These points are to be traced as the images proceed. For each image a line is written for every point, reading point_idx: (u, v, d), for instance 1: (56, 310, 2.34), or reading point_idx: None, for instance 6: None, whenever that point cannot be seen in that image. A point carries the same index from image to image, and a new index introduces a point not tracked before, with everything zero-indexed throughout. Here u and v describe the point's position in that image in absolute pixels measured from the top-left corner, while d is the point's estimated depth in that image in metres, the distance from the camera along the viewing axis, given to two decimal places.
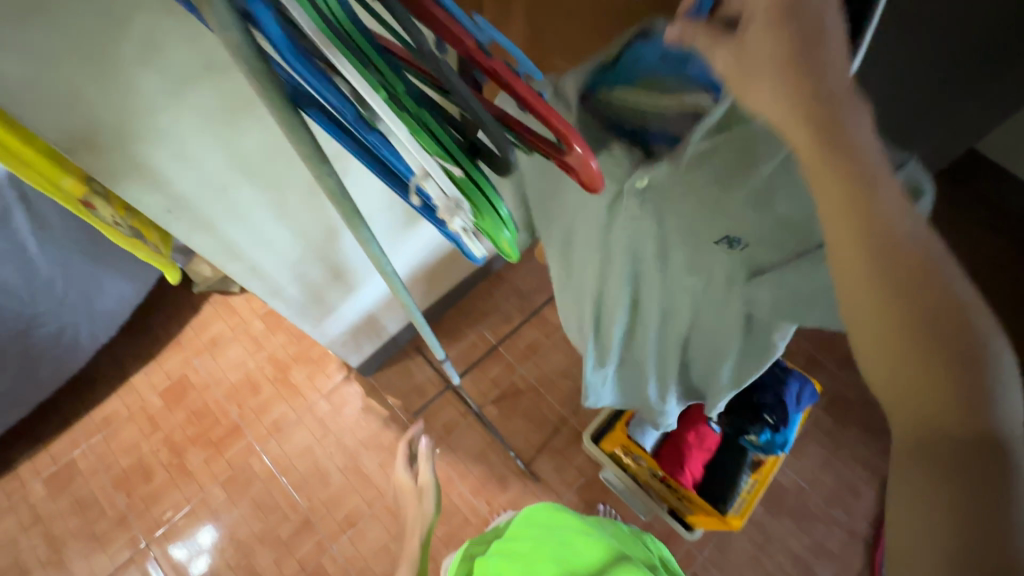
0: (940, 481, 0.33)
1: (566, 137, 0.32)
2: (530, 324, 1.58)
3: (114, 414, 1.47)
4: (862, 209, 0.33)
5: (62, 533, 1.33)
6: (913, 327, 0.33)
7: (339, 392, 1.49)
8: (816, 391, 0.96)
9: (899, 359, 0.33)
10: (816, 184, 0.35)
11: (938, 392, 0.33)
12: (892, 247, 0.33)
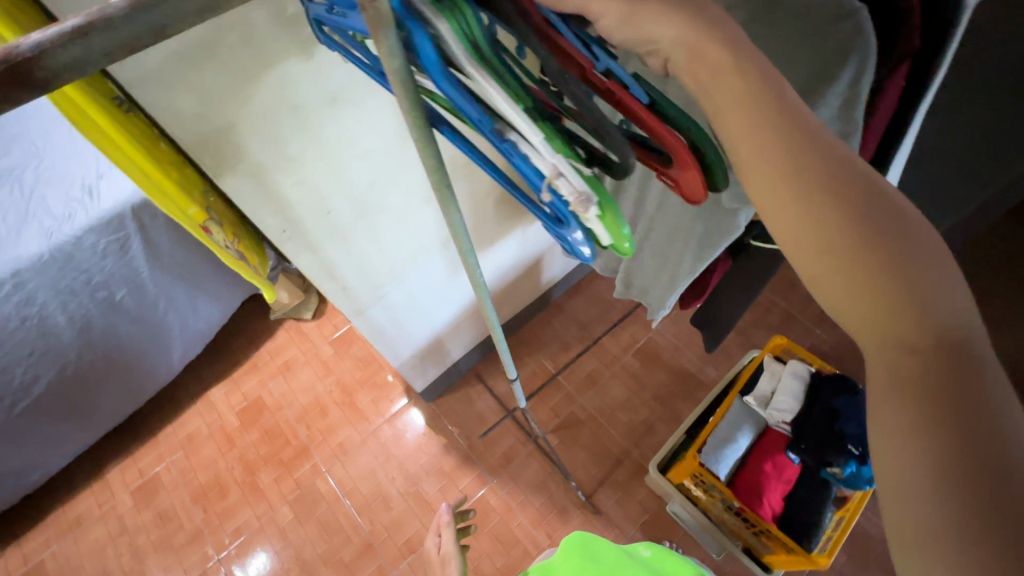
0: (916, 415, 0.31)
1: (679, 150, 0.37)
2: (589, 354, 1.58)
3: (196, 431, 1.56)
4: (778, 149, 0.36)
5: (144, 544, 1.41)
6: (844, 241, 0.34)
7: (402, 416, 1.53)
8: None
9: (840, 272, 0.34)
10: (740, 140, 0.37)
11: (875, 304, 0.33)
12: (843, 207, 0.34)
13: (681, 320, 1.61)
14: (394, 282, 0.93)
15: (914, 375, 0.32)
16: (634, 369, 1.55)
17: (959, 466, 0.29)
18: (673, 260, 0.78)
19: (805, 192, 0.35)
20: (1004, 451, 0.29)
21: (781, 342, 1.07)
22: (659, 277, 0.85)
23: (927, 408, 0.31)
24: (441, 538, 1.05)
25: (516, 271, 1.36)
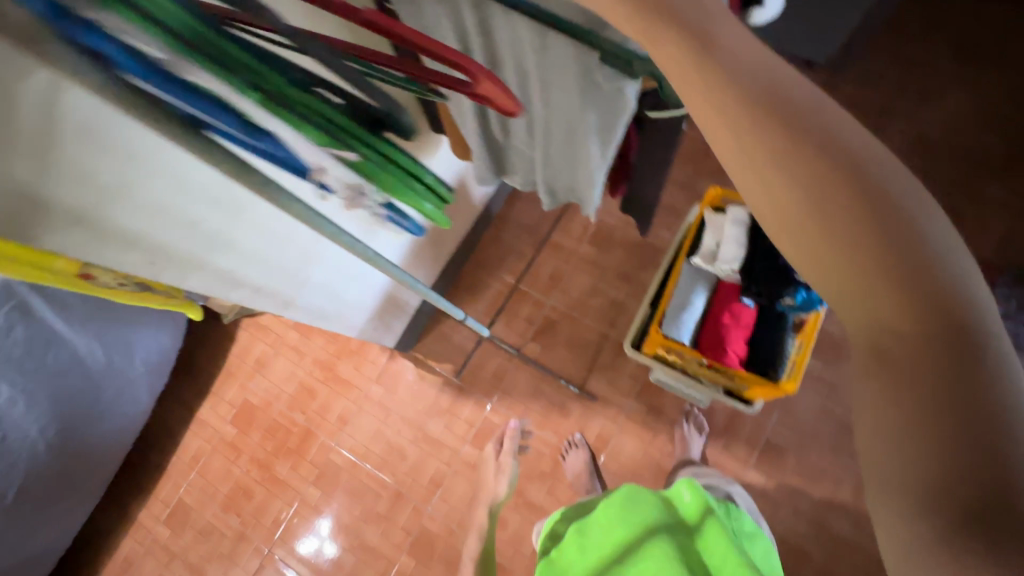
0: (903, 388, 0.36)
1: (474, 74, 0.54)
2: (546, 255, 1.56)
3: (201, 450, 1.58)
4: (765, 147, 0.39)
5: (197, 559, 1.49)
6: (842, 231, 0.37)
7: (388, 372, 1.55)
8: None
9: (833, 263, 0.38)
10: (733, 144, 0.40)
11: (873, 291, 0.37)
12: (830, 197, 0.37)
13: None
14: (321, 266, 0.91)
15: (899, 352, 0.36)
16: (593, 256, 1.54)
17: (952, 437, 0.33)
18: (578, 161, 0.72)
19: (806, 182, 0.38)
20: (993, 420, 0.33)
21: (719, 191, 1.05)
22: (572, 178, 0.78)
23: (915, 380, 0.36)
24: (501, 444, 1.41)
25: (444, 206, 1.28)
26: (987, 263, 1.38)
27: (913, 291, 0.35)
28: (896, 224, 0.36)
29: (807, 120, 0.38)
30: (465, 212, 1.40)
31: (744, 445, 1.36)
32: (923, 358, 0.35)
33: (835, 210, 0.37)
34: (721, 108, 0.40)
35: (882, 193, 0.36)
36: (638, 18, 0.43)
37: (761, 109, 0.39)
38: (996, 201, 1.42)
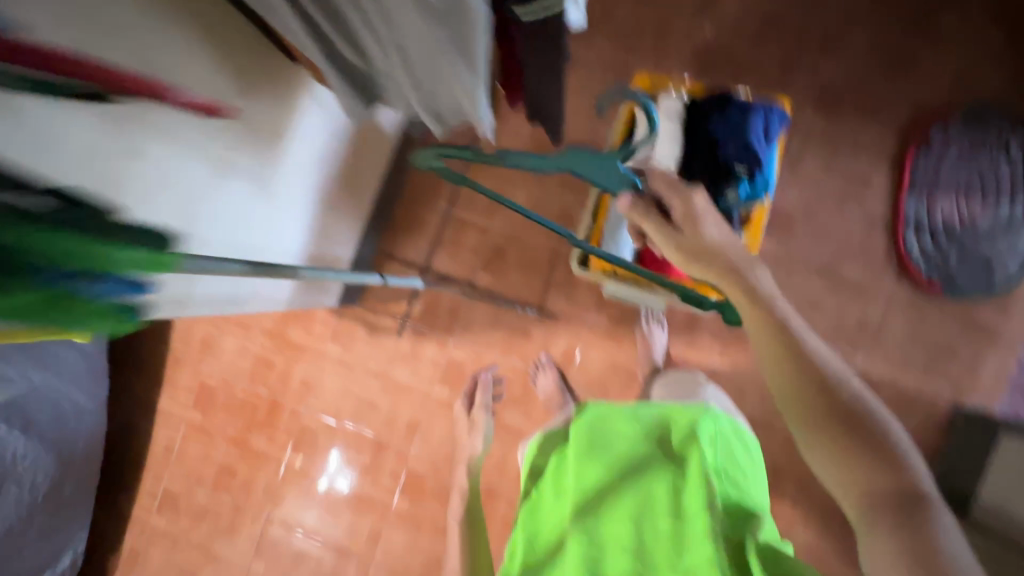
0: (898, 530, 0.52)
1: None
2: (483, 176, 1.44)
3: (171, 440, 1.54)
4: (793, 375, 0.60)
5: (198, 539, 1.51)
6: (851, 451, 0.57)
7: (341, 329, 1.48)
8: (785, 114, 0.85)
9: (849, 477, 0.57)
10: (763, 348, 0.63)
11: (868, 484, 0.56)
12: (848, 439, 0.58)
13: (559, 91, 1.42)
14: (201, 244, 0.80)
15: (876, 495, 0.55)
16: (531, 169, 1.42)
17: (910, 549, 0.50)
18: (445, 77, 0.57)
19: (822, 427, 0.59)
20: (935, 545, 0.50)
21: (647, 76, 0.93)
22: (446, 96, 0.63)
23: (898, 521, 0.53)
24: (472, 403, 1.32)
25: (351, 150, 1.13)
26: (938, 107, 1.31)
27: (899, 501, 0.54)
28: (870, 447, 0.57)
29: (806, 370, 0.60)
30: (377, 142, 1.23)
31: (706, 337, 1.37)
32: (899, 514, 0.53)
33: (847, 446, 0.57)
34: (779, 373, 0.62)
35: (870, 436, 0.57)
36: (686, 257, 0.69)
37: (791, 360, 0.61)
38: (953, 32, 1.30)
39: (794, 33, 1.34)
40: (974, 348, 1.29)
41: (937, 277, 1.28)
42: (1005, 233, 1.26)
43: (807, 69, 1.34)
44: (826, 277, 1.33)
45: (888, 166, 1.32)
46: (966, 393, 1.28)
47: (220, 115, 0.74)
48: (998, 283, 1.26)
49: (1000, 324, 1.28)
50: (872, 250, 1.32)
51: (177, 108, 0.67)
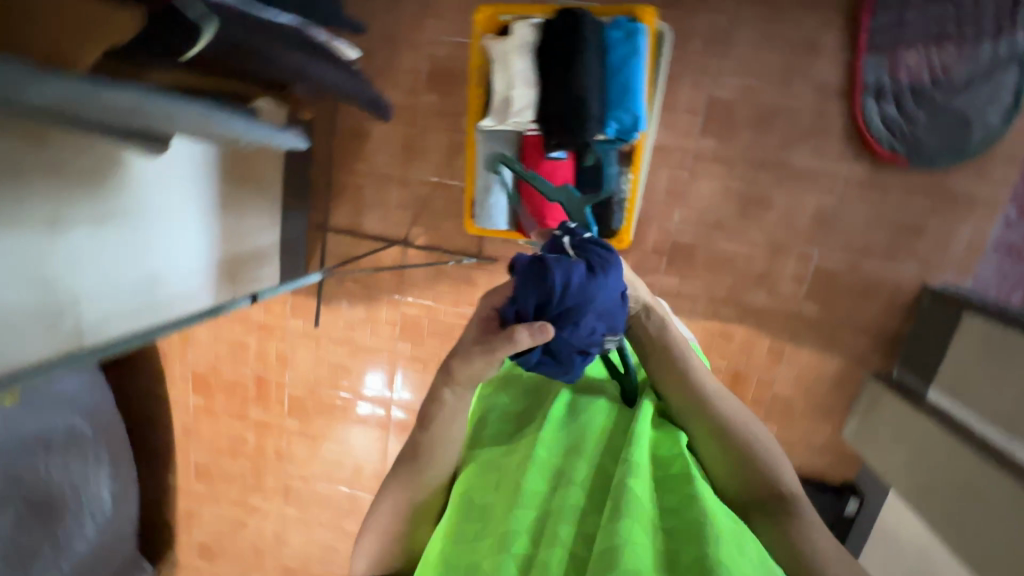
0: (759, 498, 0.57)
1: None
2: (391, 124, 1.34)
3: (185, 422, 1.71)
4: (680, 384, 0.61)
5: (237, 496, 1.75)
6: (724, 447, 0.58)
7: (297, 305, 1.52)
8: (642, 27, 0.74)
9: (731, 472, 0.58)
10: (674, 384, 0.61)
11: (737, 472, 0.58)
12: (717, 431, 0.59)
13: (449, 8, 1.24)
14: (78, 302, 0.80)
15: (751, 490, 0.57)
16: (439, 106, 1.30)
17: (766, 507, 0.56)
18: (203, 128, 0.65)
19: (697, 410, 0.60)
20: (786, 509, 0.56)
21: (492, 10, 0.80)
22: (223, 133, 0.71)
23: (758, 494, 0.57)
24: None
25: None
26: None
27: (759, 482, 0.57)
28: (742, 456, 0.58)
29: (695, 390, 0.61)
30: None
31: (652, 255, 1.30)
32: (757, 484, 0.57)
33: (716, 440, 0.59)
34: (667, 368, 0.62)
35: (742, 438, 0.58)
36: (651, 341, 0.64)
37: (678, 367, 0.62)
38: None
39: None
40: (944, 220, 1.16)
41: (902, 148, 1.13)
42: (986, 81, 1.05)
43: None
44: (774, 169, 1.20)
45: (841, 21, 1.11)
46: (935, 270, 1.19)
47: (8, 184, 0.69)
48: (975, 142, 1.10)
49: (975, 188, 1.14)
50: (826, 130, 1.16)
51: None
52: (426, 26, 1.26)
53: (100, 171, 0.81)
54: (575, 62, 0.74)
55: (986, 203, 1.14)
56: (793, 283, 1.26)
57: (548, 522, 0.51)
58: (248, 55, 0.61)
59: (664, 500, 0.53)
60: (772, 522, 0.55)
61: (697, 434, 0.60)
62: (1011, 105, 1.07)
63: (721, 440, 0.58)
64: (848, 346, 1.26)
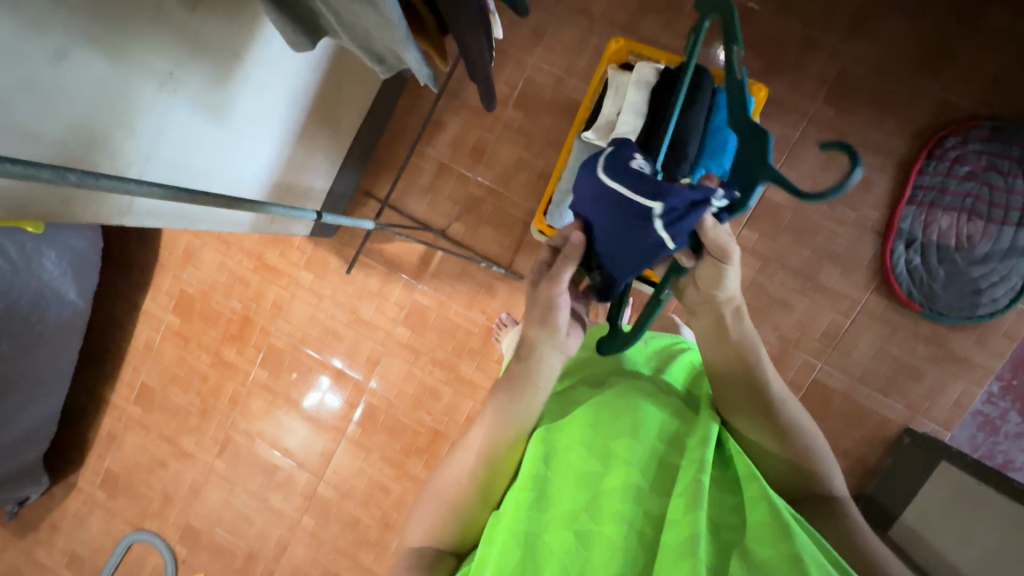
0: (808, 490, 0.66)
1: None
2: (470, 123, 1.41)
3: (150, 338, 1.63)
4: (749, 380, 0.68)
5: (171, 432, 1.64)
6: (783, 442, 0.66)
7: (314, 258, 1.51)
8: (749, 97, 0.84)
9: (787, 464, 0.66)
10: (742, 381, 0.68)
11: (790, 465, 0.66)
12: (778, 429, 0.66)
13: (560, 44, 1.35)
14: (145, 160, 0.77)
15: (802, 483, 0.66)
16: (521, 123, 1.38)
17: (814, 498, 0.65)
18: (364, 17, 0.62)
19: (763, 409, 0.67)
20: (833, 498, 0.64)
21: (623, 44, 0.91)
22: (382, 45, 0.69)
23: (808, 484, 0.66)
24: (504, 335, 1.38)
25: (320, 77, 1.08)
26: (965, 113, 1.20)
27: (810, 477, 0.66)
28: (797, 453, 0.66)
29: (764, 386, 0.68)
30: (359, 78, 1.20)
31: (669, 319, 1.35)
32: (808, 478, 0.66)
33: (777, 437, 0.66)
34: (739, 366, 0.69)
35: (797, 436, 0.66)
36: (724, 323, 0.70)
37: (749, 366, 0.69)
38: (1000, 34, 1.17)
39: (822, 7, 1.23)
40: (939, 373, 1.25)
41: (919, 295, 1.22)
42: (1002, 261, 1.18)
43: (826, 52, 1.24)
44: (802, 277, 1.28)
45: (894, 170, 1.23)
46: (921, 416, 1.26)
47: (147, 25, 0.68)
48: (981, 311, 1.20)
49: (973, 352, 1.23)
50: (856, 258, 1.26)
51: (95, 18, 0.62)
52: (534, 52, 1.37)
53: (225, 51, 0.81)
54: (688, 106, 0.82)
55: (979, 369, 1.23)
56: (791, 388, 1.30)
57: (604, 502, 0.59)
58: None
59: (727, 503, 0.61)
60: (825, 515, 0.63)
61: (751, 430, 0.68)
62: (1019, 289, 1.18)
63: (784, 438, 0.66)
64: None
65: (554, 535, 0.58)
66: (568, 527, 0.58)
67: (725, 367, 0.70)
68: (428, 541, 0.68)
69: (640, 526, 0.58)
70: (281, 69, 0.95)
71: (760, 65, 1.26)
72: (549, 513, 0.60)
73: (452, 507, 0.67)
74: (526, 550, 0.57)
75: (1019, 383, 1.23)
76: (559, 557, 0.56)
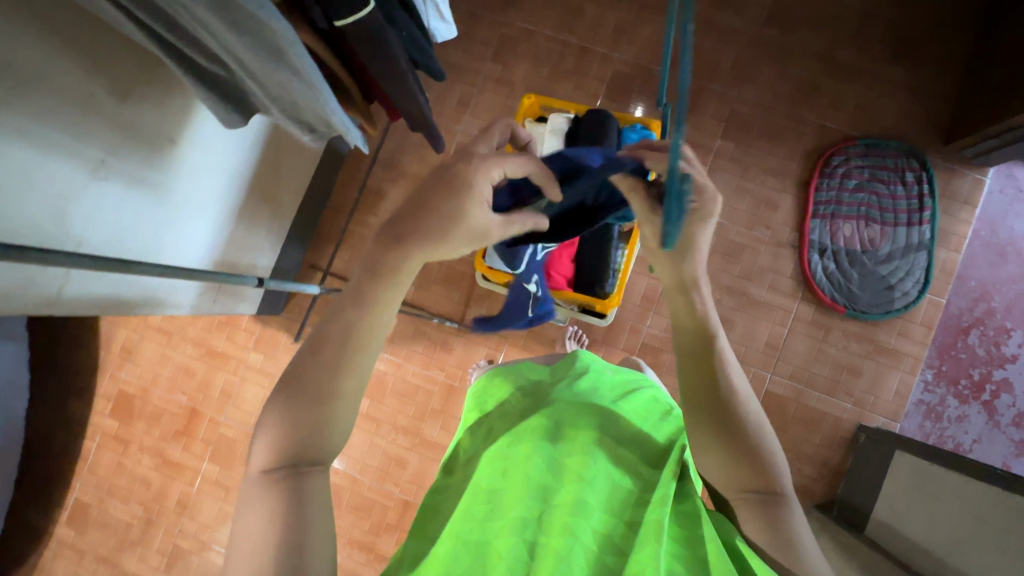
0: (747, 488, 0.60)
1: None
2: (408, 189, 1.47)
3: (86, 448, 1.50)
4: (698, 366, 0.63)
5: (109, 552, 1.47)
6: (722, 436, 0.60)
7: (262, 338, 1.48)
8: (650, 132, 0.94)
9: (728, 460, 0.60)
10: (693, 366, 0.63)
11: (734, 463, 0.60)
12: (721, 420, 0.61)
13: (485, 111, 1.47)
14: (76, 243, 0.76)
15: (741, 481, 0.60)
16: None
17: (754, 497, 0.60)
18: (291, 87, 0.65)
19: (708, 396, 0.62)
20: (775, 496, 0.60)
21: (535, 99, 1.01)
22: (307, 108, 0.72)
23: (746, 481, 0.60)
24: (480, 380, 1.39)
25: (257, 155, 1.13)
26: (842, 135, 1.37)
27: (753, 474, 0.60)
28: (741, 448, 0.60)
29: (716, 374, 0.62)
30: (294, 154, 1.25)
31: (621, 351, 1.39)
32: (748, 475, 0.60)
33: (718, 429, 0.61)
34: (690, 353, 0.64)
35: (742, 429, 0.60)
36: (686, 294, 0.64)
37: (701, 352, 0.63)
38: (854, 68, 1.38)
39: (706, 61, 1.42)
40: (876, 367, 1.33)
41: (841, 298, 1.33)
42: (903, 257, 1.31)
43: (717, 94, 1.41)
44: (736, 295, 1.37)
45: (795, 190, 1.38)
46: (869, 411, 1.32)
47: (74, 114, 0.70)
48: (897, 305, 1.31)
49: (900, 343, 1.33)
50: (781, 271, 1.36)
51: (23, 111, 0.64)
52: (461, 119, 1.48)
53: (158, 136, 0.85)
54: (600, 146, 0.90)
55: (909, 358, 1.32)
56: None
57: (557, 517, 0.60)
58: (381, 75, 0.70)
59: (683, 531, 0.61)
60: (765, 512, 0.59)
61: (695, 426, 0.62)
62: (923, 280, 1.31)
63: (746, 476, 0.60)
64: (794, 475, 1.32)
65: (499, 540, 0.58)
66: (517, 534, 0.58)
67: (703, 393, 0.62)
68: (276, 461, 0.56)
69: (598, 555, 0.57)
70: (216, 147, 0.99)
71: (663, 113, 1.42)
72: (498, 519, 0.61)
73: (304, 415, 0.56)
74: (471, 556, 0.57)
75: (947, 368, 1.32)
76: (503, 566, 0.56)
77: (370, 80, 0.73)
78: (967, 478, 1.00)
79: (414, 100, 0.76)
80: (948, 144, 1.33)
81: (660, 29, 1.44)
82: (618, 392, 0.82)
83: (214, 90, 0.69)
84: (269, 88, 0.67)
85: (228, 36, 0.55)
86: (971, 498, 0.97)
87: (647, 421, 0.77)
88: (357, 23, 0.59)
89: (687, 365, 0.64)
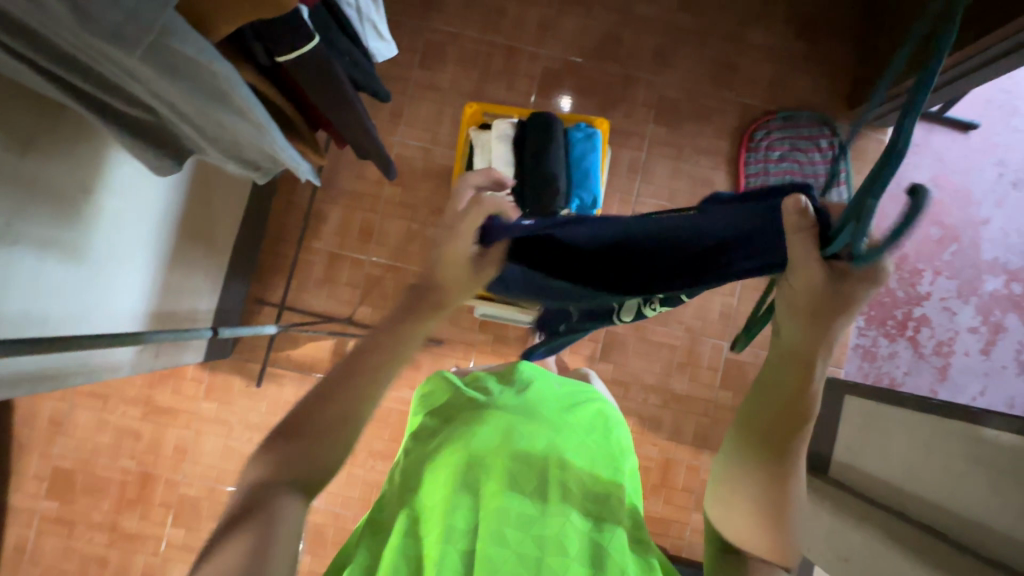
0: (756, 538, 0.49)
1: None
2: (351, 207, 1.42)
3: (22, 537, 1.35)
4: (780, 400, 0.47)
5: None
6: (764, 480, 0.48)
7: (213, 385, 1.38)
8: (596, 131, 0.96)
9: (751, 500, 0.49)
10: (774, 388, 0.47)
11: (756, 509, 0.48)
12: (773, 467, 0.48)
13: (420, 119, 1.44)
14: None
15: (749, 530, 0.49)
16: (402, 197, 1.43)
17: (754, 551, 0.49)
18: (231, 126, 0.60)
19: (773, 438, 0.47)
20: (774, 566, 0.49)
21: (477, 107, 1.00)
22: (248, 145, 0.67)
23: (756, 534, 0.49)
24: None
25: (183, 194, 1.04)
26: (760, 110, 1.46)
27: (771, 531, 0.48)
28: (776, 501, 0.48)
29: (793, 425, 0.47)
30: (222, 187, 1.16)
31: (587, 341, 1.42)
32: (764, 528, 0.49)
33: (760, 472, 0.48)
34: (781, 386, 0.46)
35: (785, 484, 0.48)
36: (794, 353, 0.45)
37: (796, 394, 0.46)
38: (763, 47, 1.47)
39: (629, 51, 1.46)
40: None
41: None
42: None
43: (644, 82, 1.46)
44: None
45: (726, 166, 1.46)
46: None
47: None
48: None
49: None
50: None
51: None
52: (397, 130, 1.44)
53: (68, 188, 0.76)
54: (550, 149, 0.91)
55: None
56: (710, 372, 1.42)
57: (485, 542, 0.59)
58: (331, 105, 0.66)
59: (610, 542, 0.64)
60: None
61: (743, 466, 0.49)
62: None
63: (760, 532, 0.49)
64: None
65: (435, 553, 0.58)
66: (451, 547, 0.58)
67: (767, 426, 0.48)
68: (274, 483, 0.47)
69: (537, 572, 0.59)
70: (132, 192, 0.89)
71: (596, 105, 1.45)
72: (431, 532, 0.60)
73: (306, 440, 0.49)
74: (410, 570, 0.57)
75: (875, 313, 1.45)
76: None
77: (317, 108, 0.70)
78: (911, 411, 1.10)
79: (363, 124, 0.73)
80: (852, 110, 1.46)
81: (583, 22, 1.46)
82: (565, 403, 0.80)
83: (142, 139, 0.63)
84: (205, 131, 0.62)
85: (164, 85, 0.50)
86: (918, 428, 1.07)
87: (591, 430, 0.77)
88: (304, 56, 0.56)
89: (768, 381, 0.47)
